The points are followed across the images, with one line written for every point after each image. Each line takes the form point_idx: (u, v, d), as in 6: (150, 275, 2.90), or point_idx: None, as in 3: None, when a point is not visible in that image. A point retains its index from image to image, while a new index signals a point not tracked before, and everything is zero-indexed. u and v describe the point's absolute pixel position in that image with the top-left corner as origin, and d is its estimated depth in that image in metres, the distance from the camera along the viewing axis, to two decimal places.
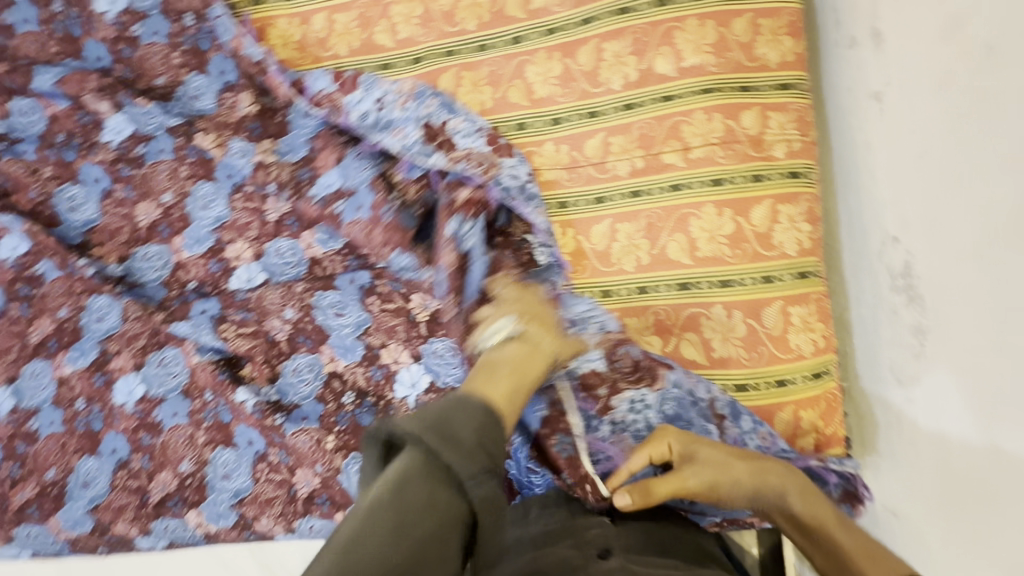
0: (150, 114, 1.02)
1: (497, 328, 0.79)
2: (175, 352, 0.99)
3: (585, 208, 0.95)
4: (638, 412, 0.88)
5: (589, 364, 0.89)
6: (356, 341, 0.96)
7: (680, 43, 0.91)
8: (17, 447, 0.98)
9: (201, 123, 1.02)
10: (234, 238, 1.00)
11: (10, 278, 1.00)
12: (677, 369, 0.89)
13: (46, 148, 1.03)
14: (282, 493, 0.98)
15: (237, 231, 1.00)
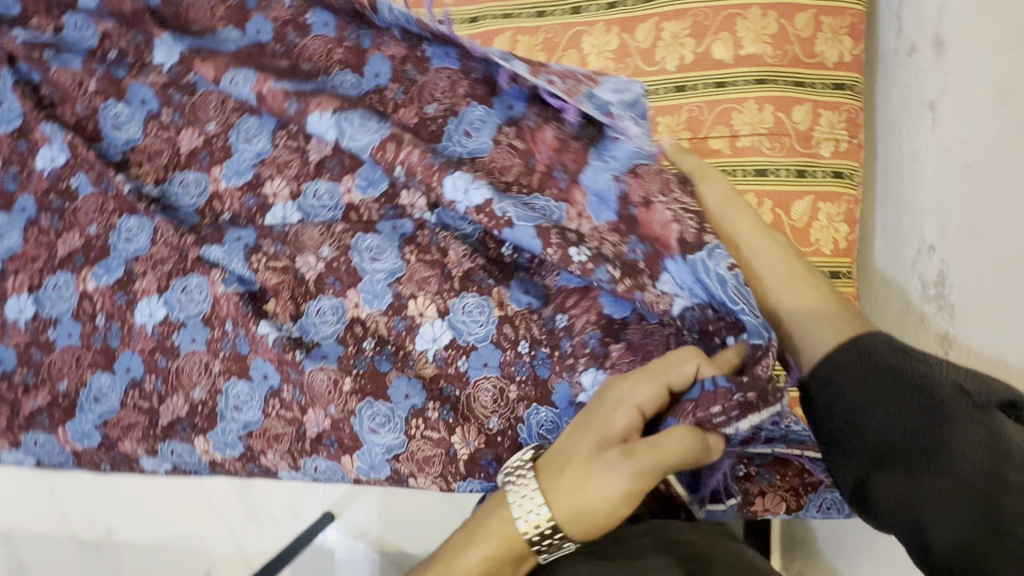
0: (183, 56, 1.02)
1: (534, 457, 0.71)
2: (200, 281, 0.96)
3: None
4: None
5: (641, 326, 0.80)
6: (386, 289, 0.91)
7: (741, 31, 0.86)
8: (33, 355, 1.00)
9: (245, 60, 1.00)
10: (273, 174, 0.97)
11: (46, 189, 1.04)
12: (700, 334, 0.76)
13: (94, 62, 1.05)
14: (290, 431, 0.92)
15: (276, 168, 0.97)
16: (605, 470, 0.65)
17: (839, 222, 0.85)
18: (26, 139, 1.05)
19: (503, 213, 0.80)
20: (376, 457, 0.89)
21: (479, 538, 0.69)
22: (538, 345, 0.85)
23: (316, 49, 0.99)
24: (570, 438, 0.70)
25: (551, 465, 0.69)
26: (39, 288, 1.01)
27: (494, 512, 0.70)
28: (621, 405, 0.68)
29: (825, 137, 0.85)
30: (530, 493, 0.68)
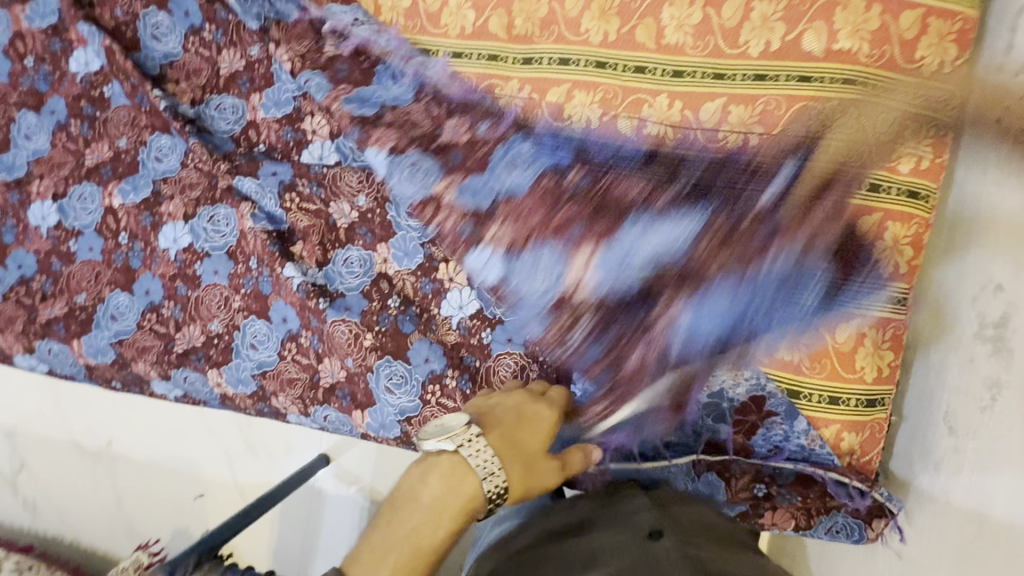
0: None
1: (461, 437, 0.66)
2: (228, 212, 0.93)
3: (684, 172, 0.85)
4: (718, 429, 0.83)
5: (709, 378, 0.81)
6: (420, 212, 0.89)
7: (838, 22, 0.79)
8: (53, 264, 0.98)
9: None
10: (314, 111, 0.94)
11: (78, 94, 1.00)
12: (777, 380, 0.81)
13: None
14: (304, 377, 0.91)
15: (318, 104, 0.93)
16: (541, 469, 0.69)
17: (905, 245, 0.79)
18: (59, 37, 1.00)
19: (494, 315, 0.87)
20: (387, 417, 0.89)
21: (445, 513, 0.64)
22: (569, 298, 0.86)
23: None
24: (514, 428, 0.71)
25: (498, 446, 0.67)
26: (64, 196, 0.99)
27: (454, 483, 0.64)
28: (555, 414, 0.74)
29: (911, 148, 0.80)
30: (482, 466, 0.64)
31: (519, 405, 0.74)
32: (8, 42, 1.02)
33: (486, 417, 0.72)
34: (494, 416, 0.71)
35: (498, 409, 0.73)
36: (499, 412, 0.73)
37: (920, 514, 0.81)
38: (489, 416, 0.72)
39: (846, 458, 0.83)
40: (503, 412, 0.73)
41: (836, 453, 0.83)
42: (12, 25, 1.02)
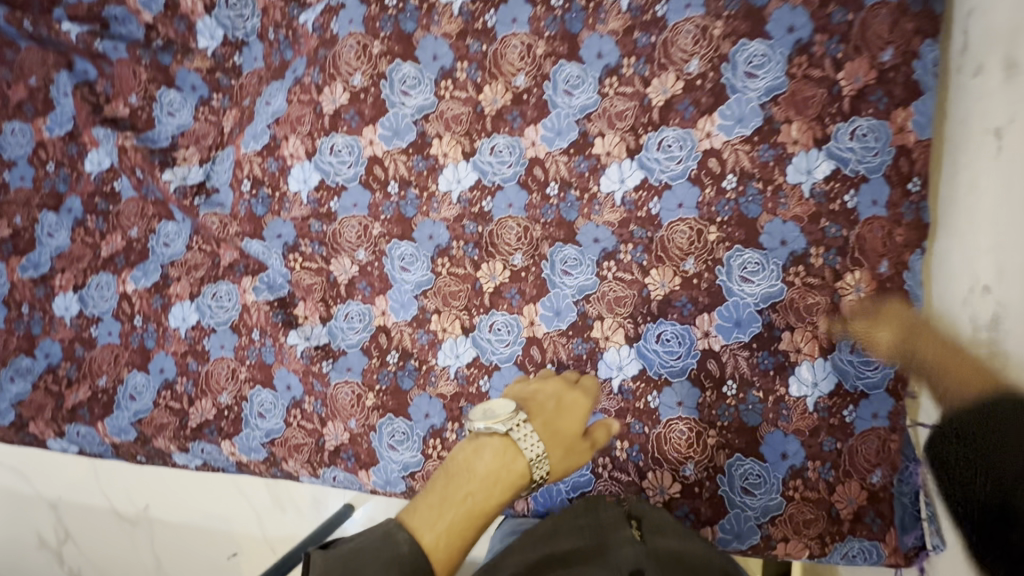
0: (242, 19, 1.02)
1: (503, 415, 0.65)
2: (230, 288, 0.99)
3: (666, 180, 0.84)
4: (743, 462, 0.80)
5: (816, 376, 0.78)
6: (412, 125, 0.94)
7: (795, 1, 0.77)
8: (77, 351, 1.05)
9: (288, 34, 0.99)
10: (288, 133, 0.99)
11: (92, 191, 1.08)
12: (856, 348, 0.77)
13: (139, 49, 1.07)
14: (310, 441, 0.94)
15: (290, 127, 0.99)
16: (577, 451, 0.69)
17: (879, 260, 0.77)
18: (75, 142, 1.10)
19: (490, 361, 0.90)
20: (391, 474, 0.91)
21: (501, 484, 0.61)
22: (568, 188, 0.88)
23: (351, 59, 0.95)
24: (553, 415, 0.70)
25: (545, 431, 0.66)
26: (83, 287, 1.06)
27: (505, 460, 0.62)
28: (590, 401, 0.75)
29: (879, 120, 0.76)
30: (533, 447, 0.63)
31: (557, 392, 0.74)
32: (31, 151, 1.12)
33: (528, 401, 0.71)
34: (536, 402, 0.71)
35: (539, 394, 0.73)
36: (540, 398, 0.73)
37: (947, 529, 0.71)
38: (531, 402, 0.71)
39: (860, 484, 0.77)
40: (542, 398, 0.72)
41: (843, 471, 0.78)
42: (34, 136, 1.13)
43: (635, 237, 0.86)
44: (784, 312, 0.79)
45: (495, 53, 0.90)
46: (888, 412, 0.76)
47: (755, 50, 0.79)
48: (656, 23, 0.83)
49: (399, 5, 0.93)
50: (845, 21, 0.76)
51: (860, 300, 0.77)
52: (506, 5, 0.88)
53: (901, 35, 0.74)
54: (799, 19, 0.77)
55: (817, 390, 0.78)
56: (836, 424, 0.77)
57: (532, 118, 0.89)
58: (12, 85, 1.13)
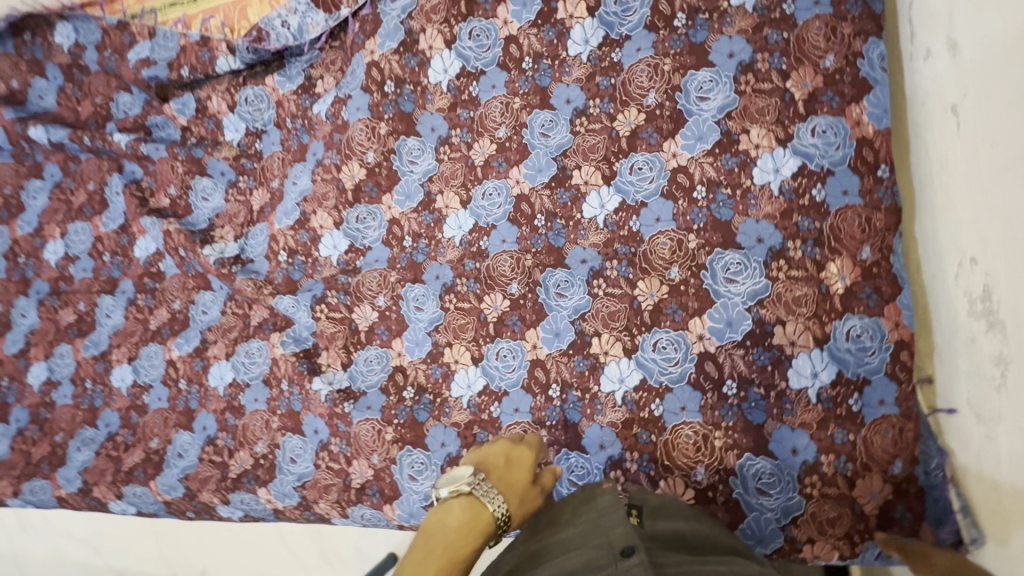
0: (260, 111, 1.18)
1: (456, 477, 0.70)
2: (260, 344, 1.09)
3: (644, 198, 0.89)
4: (756, 464, 0.79)
5: (814, 367, 0.78)
6: (418, 187, 1.04)
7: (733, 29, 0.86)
8: (133, 417, 1.16)
9: (301, 120, 1.14)
10: (315, 208, 1.10)
11: (142, 273, 1.23)
12: (851, 333, 0.77)
13: (175, 147, 1.24)
14: (338, 481, 0.99)
15: (317, 203, 1.10)
16: (532, 496, 0.74)
17: (860, 246, 0.78)
18: (126, 233, 1.26)
19: (500, 387, 0.93)
20: (414, 505, 0.93)
21: (475, 532, 0.65)
22: (553, 218, 0.94)
23: (363, 140, 1.07)
24: (505, 470, 0.74)
25: (502, 484, 0.71)
26: (136, 358, 1.19)
27: (474, 512, 0.67)
28: (537, 450, 0.79)
29: (842, 116, 0.80)
30: (495, 500, 0.68)
31: (506, 449, 0.78)
32: (90, 245, 1.29)
33: (481, 463, 0.75)
34: (488, 461, 0.75)
35: (490, 454, 0.76)
36: (490, 458, 0.77)
37: (983, 516, 0.69)
38: (485, 458, 0.76)
39: (882, 476, 0.75)
40: (493, 457, 0.76)
41: (861, 463, 0.76)
42: (93, 232, 1.30)
43: (620, 254, 0.90)
44: (775, 308, 0.80)
45: (481, 115, 1.01)
46: (896, 398, 0.75)
47: (703, 78, 0.87)
48: (614, 67, 0.93)
49: (397, 90, 1.06)
50: (781, 41, 0.84)
51: (847, 288, 0.77)
52: (484, 76, 1.01)
53: (841, 41, 0.80)
54: (737, 46, 0.85)
55: (818, 381, 0.78)
56: (844, 414, 0.77)
57: (515, 161, 0.97)
58: (74, 191, 1.32)
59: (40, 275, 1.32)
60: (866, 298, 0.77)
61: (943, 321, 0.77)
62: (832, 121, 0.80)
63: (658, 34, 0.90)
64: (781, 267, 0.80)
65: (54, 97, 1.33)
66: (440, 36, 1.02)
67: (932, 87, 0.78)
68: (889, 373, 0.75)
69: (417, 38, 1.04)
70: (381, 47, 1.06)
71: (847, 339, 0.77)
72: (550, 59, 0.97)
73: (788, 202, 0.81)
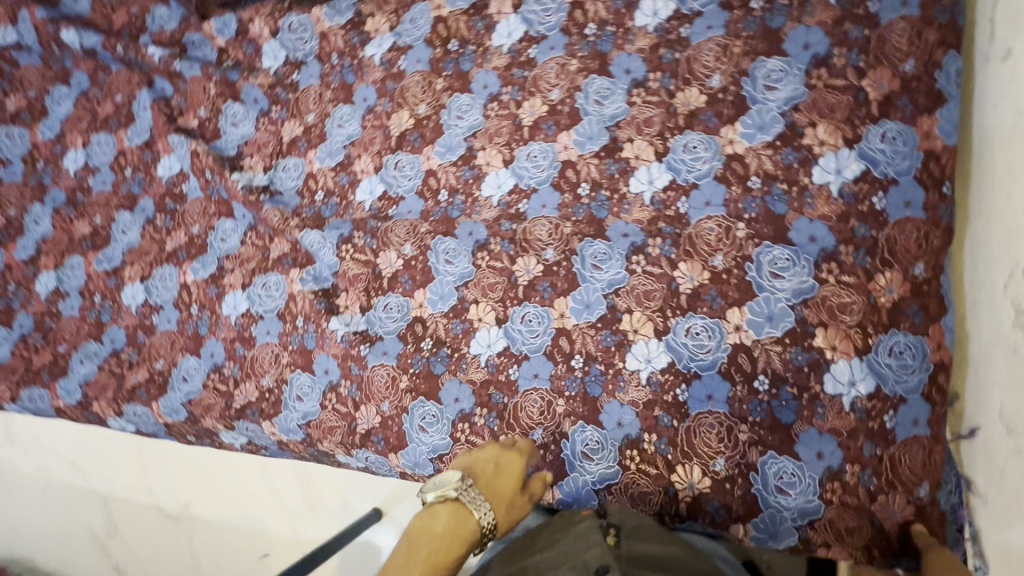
0: (303, 41, 1.14)
1: (442, 481, 0.70)
2: (278, 279, 1.06)
3: (696, 177, 0.86)
4: (776, 465, 0.77)
5: (851, 377, 0.74)
6: (461, 142, 1.01)
7: (811, 22, 0.83)
8: (140, 336, 1.14)
9: (347, 58, 1.11)
10: (360, 153, 1.08)
11: (164, 193, 1.20)
12: (896, 346, 0.73)
13: (209, 68, 1.19)
14: (343, 425, 0.97)
15: (363, 147, 1.08)
16: (520, 505, 0.74)
17: (914, 262, 0.75)
18: (150, 150, 1.23)
19: (521, 350, 0.91)
20: (420, 456, 0.92)
21: (459, 540, 0.66)
22: (598, 188, 0.91)
23: (417, 91, 1.05)
24: (493, 477, 0.74)
25: (490, 492, 0.71)
26: (149, 278, 1.16)
27: (460, 519, 0.67)
28: (528, 458, 0.79)
29: (918, 124, 0.77)
30: (482, 509, 0.68)
31: (495, 454, 0.78)
32: (113, 159, 1.26)
33: (469, 468, 0.75)
34: (477, 465, 0.75)
35: (479, 458, 0.76)
36: (479, 464, 0.76)
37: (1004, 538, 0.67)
38: (474, 463, 0.75)
39: (906, 497, 0.72)
40: (482, 462, 0.76)
41: (890, 480, 0.73)
42: (116, 145, 1.26)
43: (664, 233, 0.86)
44: (819, 312, 0.76)
45: (535, 75, 0.97)
46: (929, 420, 0.72)
47: (773, 67, 0.84)
48: (681, 42, 0.89)
49: (459, 49, 1.03)
50: (862, 37, 0.80)
51: (894, 302, 0.74)
52: (546, 39, 0.98)
53: (923, 48, 0.77)
54: (814, 37, 0.82)
55: (854, 390, 0.74)
56: (876, 428, 0.74)
57: (565, 125, 0.95)
58: (101, 102, 1.28)
59: (57, 184, 1.29)
60: (912, 315, 0.73)
61: (988, 335, 0.73)
62: (903, 129, 0.77)
63: (732, 13, 0.87)
64: (833, 268, 0.77)
65: (88, 2, 1.29)
66: (509, 2, 1.00)
67: (1004, 86, 0.73)
68: (927, 394, 0.72)
69: (488, 3, 1.01)
70: (451, 5, 1.03)
71: (892, 353, 0.73)
72: (614, 27, 0.94)
73: (846, 205, 0.78)
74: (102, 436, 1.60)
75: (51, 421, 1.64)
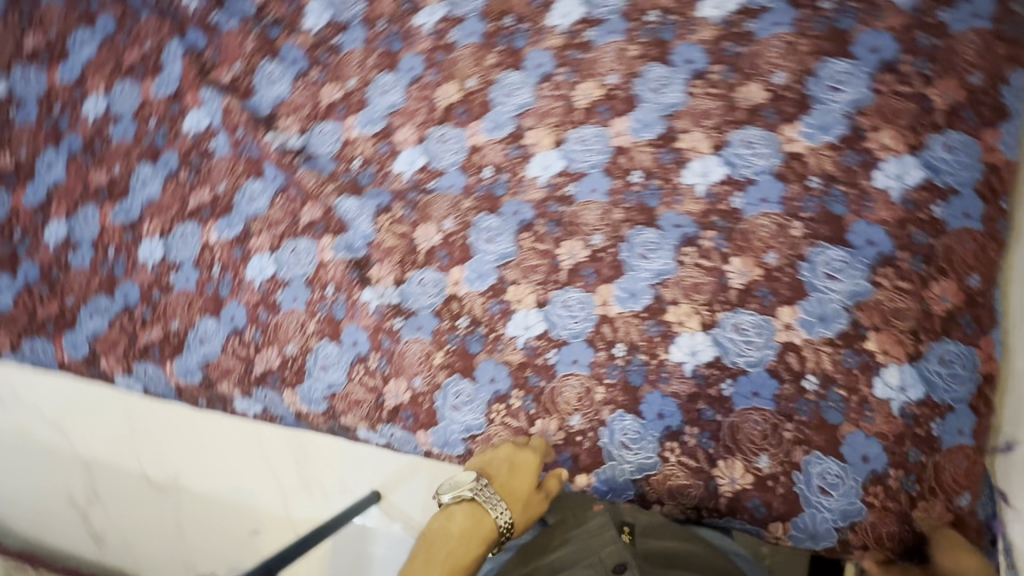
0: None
1: (458, 484, 0.79)
2: (309, 245, 1.03)
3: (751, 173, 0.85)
4: (822, 467, 0.80)
5: (902, 383, 0.77)
6: (509, 120, 0.96)
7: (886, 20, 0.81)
8: (154, 294, 1.10)
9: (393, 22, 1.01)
10: (403, 123, 1.02)
11: (188, 148, 1.13)
12: (949, 356, 0.76)
13: (248, 22, 1.09)
14: (370, 398, 0.98)
15: (406, 117, 1.02)
16: (536, 502, 0.79)
17: (968, 272, 0.76)
18: (178, 102, 1.14)
19: (560, 335, 0.90)
20: (451, 435, 0.95)
21: (476, 537, 0.74)
22: (651, 177, 0.89)
23: (468, 65, 0.98)
24: (508, 477, 0.81)
25: (504, 491, 0.78)
26: (169, 234, 1.12)
27: (477, 518, 0.75)
28: (542, 456, 0.85)
29: (981, 137, 0.77)
30: (496, 508, 0.75)
31: (510, 454, 0.85)
32: (135, 108, 1.16)
33: (485, 470, 0.83)
34: (493, 467, 0.83)
35: (494, 460, 0.84)
36: (495, 465, 0.84)
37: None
38: (489, 466, 0.84)
39: (945, 505, 0.76)
40: (497, 463, 0.84)
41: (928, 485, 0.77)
42: (140, 95, 1.16)
43: (717, 227, 0.85)
44: (872, 315, 0.78)
45: (595, 56, 0.92)
46: (974, 429, 0.75)
47: (838, 68, 0.82)
48: (745, 35, 0.86)
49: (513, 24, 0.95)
50: (932, 44, 0.80)
51: (948, 311, 0.76)
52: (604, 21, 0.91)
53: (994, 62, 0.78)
54: (882, 42, 0.81)
55: (904, 396, 0.77)
56: (921, 435, 0.77)
57: (620, 111, 0.91)
58: (127, 47, 1.15)
59: (74, 129, 1.19)
60: (964, 325, 0.76)
61: None
62: (967, 140, 0.78)
63: (800, 10, 0.84)
64: (886, 274, 0.78)
65: None
66: None
67: None
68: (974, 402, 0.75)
69: None
70: None
71: (944, 362, 0.76)
72: (677, 15, 0.88)
73: (904, 212, 0.78)
74: (77, 397, 1.47)
75: (23, 371, 1.50)
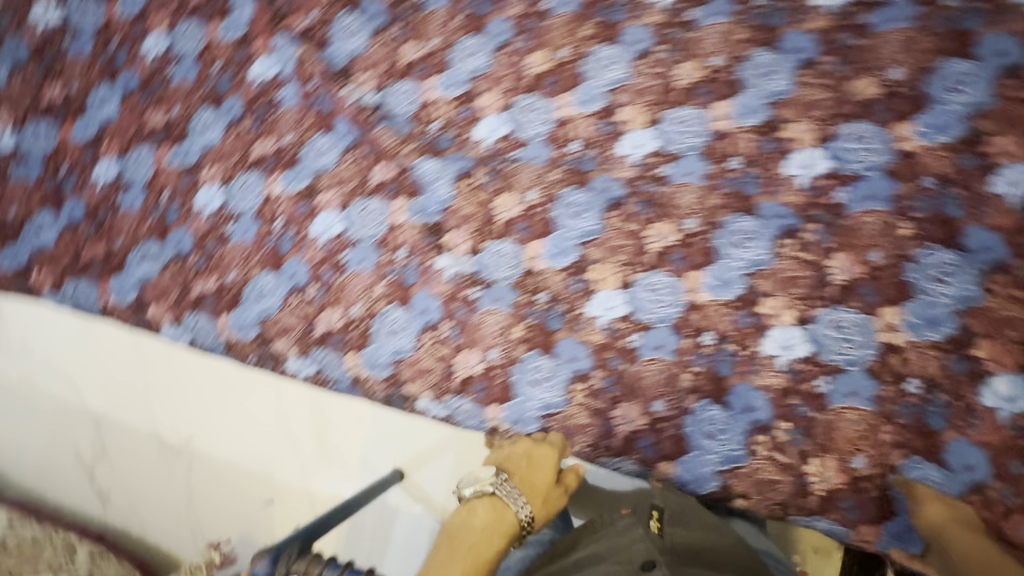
0: None
1: (478, 479, 0.85)
2: (380, 206, 1.00)
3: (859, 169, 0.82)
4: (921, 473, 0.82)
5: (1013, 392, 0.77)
6: (601, 95, 0.89)
7: None
8: (208, 245, 1.07)
9: None
10: (489, 88, 0.94)
11: (253, 97, 1.04)
12: None
13: None
14: (439, 366, 1.00)
15: (494, 83, 0.94)
16: (555, 495, 0.87)
17: None
18: (246, 49, 1.03)
19: (646, 319, 0.90)
20: (526, 411, 0.97)
21: (497, 531, 0.78)
22: (751, 164, 0.85)
23: (563, 33, 0.89)
24: (528, 471, 0.87)
25: (525, 486, 0.84)
26: (229, 182, 1.07)
27: (499, 511, 0.80)
28: (558, 451, 0.91)
29: None
30: (518, 502, 0.81)
31: (528, 449, 0.90)
32: (201, 49, 1.06)
33: (505, 464, 0.88)
34: (512, 463, 0.88)
35: (513, 455, 0.90)
36: (513, 460, 0.90)
37: None
38: (508, 462, 0.89)
39: None
40: (517, 458, 0.89)
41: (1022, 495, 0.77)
42: (206, 36, 1.05)
43: (819, 220, 0.83)
44: (983, 322, 0.77)
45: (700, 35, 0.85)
46: None
47: (959, 70, 0.77)
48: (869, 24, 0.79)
49: None
50: None
51: None
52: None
53: None
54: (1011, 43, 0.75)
55: (1012, 406, 0.77)
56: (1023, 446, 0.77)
57: (724, 94, 0.85)
58: None
59: (132, 64, 1.08)
60: None
61: None
62: None
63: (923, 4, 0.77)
64: (999, 282, 0.77)
65: None
66: None
67: None
68: None
69: None
70: None
71: None
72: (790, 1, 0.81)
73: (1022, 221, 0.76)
74: (92, 346, 1.40)
75: (33, 310, 1.41)
